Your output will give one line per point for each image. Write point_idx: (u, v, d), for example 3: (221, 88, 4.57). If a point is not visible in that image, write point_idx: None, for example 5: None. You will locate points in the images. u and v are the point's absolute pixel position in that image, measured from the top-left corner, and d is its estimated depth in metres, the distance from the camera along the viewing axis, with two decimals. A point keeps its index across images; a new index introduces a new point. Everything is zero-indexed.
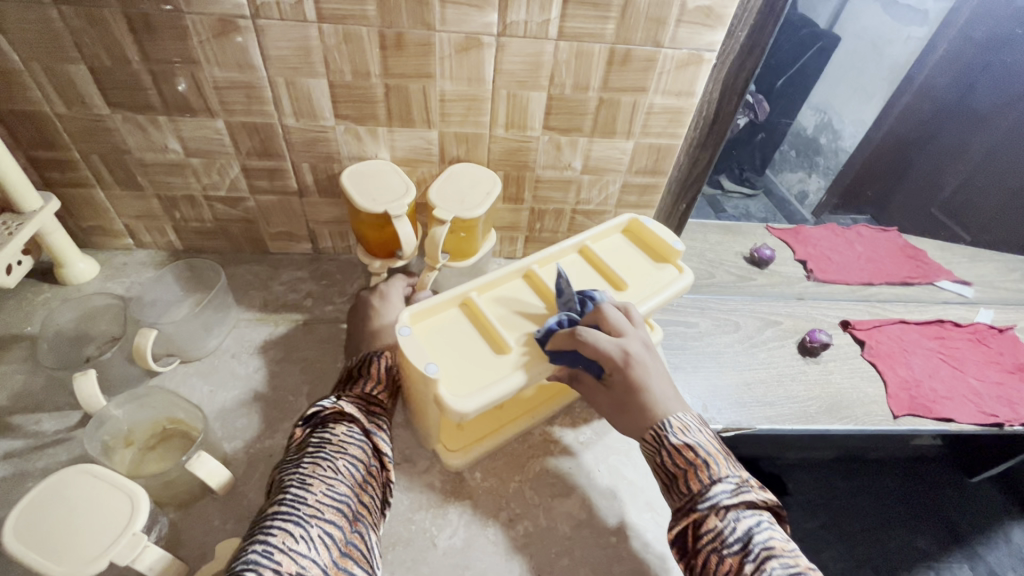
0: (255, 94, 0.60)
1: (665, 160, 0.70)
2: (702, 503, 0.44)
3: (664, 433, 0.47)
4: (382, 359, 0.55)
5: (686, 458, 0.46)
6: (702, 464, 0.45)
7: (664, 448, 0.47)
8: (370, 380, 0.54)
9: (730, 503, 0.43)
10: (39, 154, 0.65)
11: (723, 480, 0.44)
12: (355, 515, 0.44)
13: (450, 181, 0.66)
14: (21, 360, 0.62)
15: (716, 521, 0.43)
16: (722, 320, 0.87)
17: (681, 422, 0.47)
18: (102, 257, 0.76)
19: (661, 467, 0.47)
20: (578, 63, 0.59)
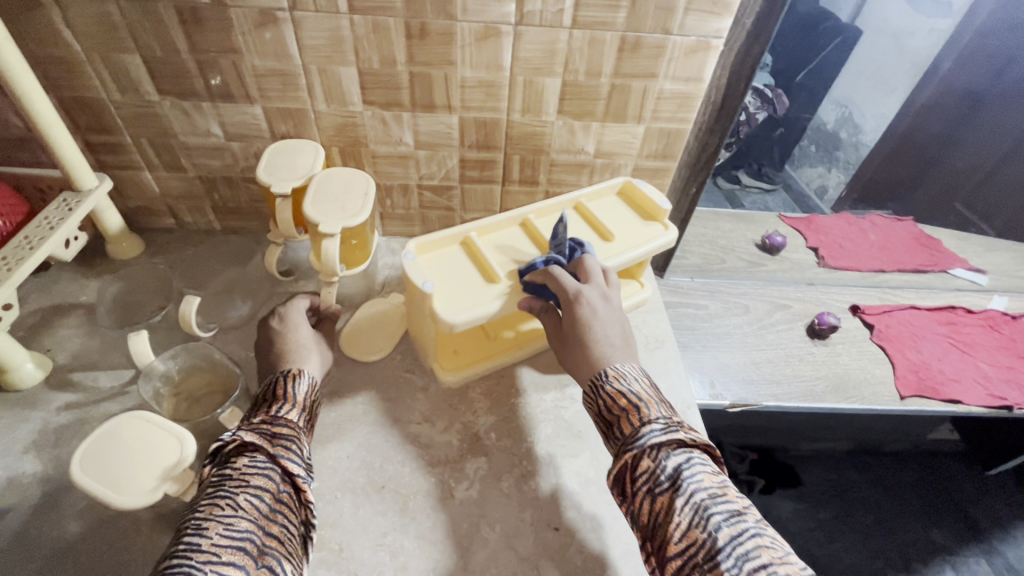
0: (290, 82, 0.65)
1: (674, 145, 0.73)
2: (634, 444, 0.45)
3: (600, 381, 0.50)
4: (290, 381, 0.51)
5: (618, 405, 0.48)
6: (632, 408, 0.47)
7: (601, 394, 0.49)
8: (280, 403, 0.49)
9: (660, 441, 0.44)
10: (94, 138, 0.71)
11: (654, 421, 0.46)
12: (263, 551, 0.38)
13: (321, 189, 0.65)
14: (79, 324, 0.68)
15: (647, 461, 0.44)
16: (732, 303, 0.90)
17: (617, 371, 0.50)
18: (147, 235, 0.82)
19: (599, 413, 0.50)
20: (590, 50, 0.63)
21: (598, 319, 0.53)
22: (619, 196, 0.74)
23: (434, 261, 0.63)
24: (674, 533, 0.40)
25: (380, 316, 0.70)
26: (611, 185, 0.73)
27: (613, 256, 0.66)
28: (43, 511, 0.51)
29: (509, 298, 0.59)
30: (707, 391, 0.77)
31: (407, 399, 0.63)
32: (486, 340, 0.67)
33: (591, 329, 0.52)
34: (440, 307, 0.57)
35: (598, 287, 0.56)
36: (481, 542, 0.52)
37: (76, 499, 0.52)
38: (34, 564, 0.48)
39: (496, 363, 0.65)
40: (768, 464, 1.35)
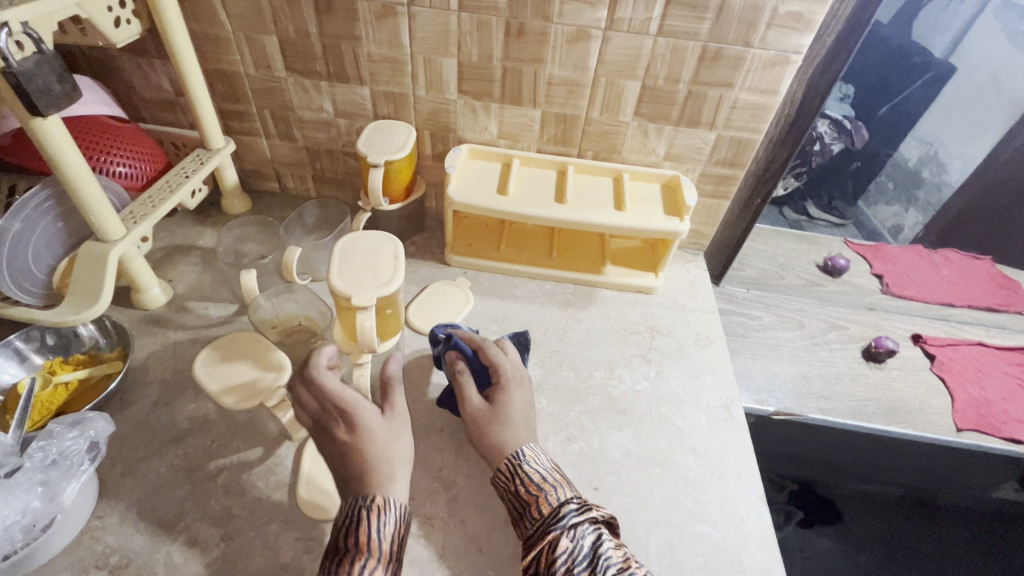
0: (398, 68, 0.74)
1: (744, 154, 0.76)
2: (554, 524, 0.48)
3: (518, 462, 0.53)
4: (374, 521, 0.46)
5: (535, 485, 0.52)
6: (544, 494, 0.51)
7: (517, 477, 0.52)
8: (365, 558, 0.44)
9: (576, 520, 0.49)
10: (226, 106, 0.82)
11: (570, 502, 0.50)
12: None
13: (347, 259, 0.59)
14: (195, 263, 0.79)
15: (566, 541, 0.48)
16: (787, 317, 0.91)
17: (533, 450, 0.54)
18: (254, 195, 0.93)
19: (511, 501, 0.52)
20: (672, 57, 0.67)
21: (518, 406, 0.57)
22: (665, 187, 0.79)
23: (467, 167, 0.79)
24: None
25: (447, 300, 0.76)
26: (659, 174, 0.78)
27: (614, 218, 0.73)
28: (161, 406, 0.61)
29: (500, 204, 0.73)
30: (753, 396, 0.79)
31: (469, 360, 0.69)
32: (498, 249, 0.83)
33: (514, 407, 0.57)
34: (453, 189, 0.75)
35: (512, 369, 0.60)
36: None
37: (186, 401, 0.61)
38: (151, 447, 0.57)
39: (482, 262, 0.81)
40: (809, 497, 1.31)
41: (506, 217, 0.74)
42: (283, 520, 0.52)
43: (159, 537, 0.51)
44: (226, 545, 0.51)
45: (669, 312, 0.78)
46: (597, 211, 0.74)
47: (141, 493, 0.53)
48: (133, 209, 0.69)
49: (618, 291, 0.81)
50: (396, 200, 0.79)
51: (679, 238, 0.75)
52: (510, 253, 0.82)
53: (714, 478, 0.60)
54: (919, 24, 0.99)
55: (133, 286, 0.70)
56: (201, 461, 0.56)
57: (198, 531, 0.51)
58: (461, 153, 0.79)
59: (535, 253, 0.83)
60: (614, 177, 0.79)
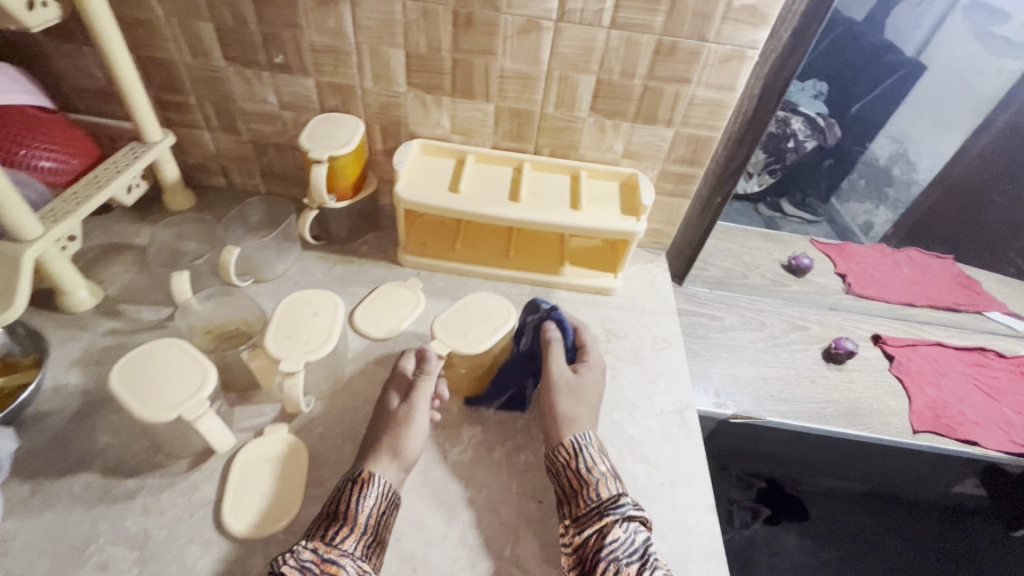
0: (343, 58, 0.70)
1: (703, 152, 0.74)
2: (613, 510, 0.49)
3: (583, 443, 0.54)
4: (357, 496, 0.49)
5: (598, 470, 0.52)
6: (603, 480, 0.51)
7: (579, 456, 0.53)
8: (342, 526, 0.47)
9: (632, 514, 0.50)
10: (164, 96, 0.78)
11: (627, 496, 0.51)
12: None
13: (459, 313, 0.62)
14: (130, 263, 0.75)
15: (618, 530, 0.48)
16: (748, 318, 0.89)
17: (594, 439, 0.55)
18: (200, 191, 0.88)
19: (567, 478, 0.53)
20: (627, 51, 0.65)
21: (598, 388, 0.60)
22: (623, 185, 0.77)
23: (418, 163, 0.76)
24: None
25: (398, 301, 0.71)
26: (617, 172, 0.76)
27: (568, 218, 0.70)
28: (80, 418, 0.57)
29: (449, 202, 0.70)
30: (711, 399, 0.78)
31: None
32: (452, 249, 0.80)
33: (594, 385, 0.60)
34: (401, 186, 0.71)
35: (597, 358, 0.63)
36: (467, 503, 0.54)
37: (108, 412, 0.57)
38: (65, 463, 0.53)
39: (435, 263, 0.78)
40: (777, 493, 1.31)
41: (456, 216, 0.71)
42: (204, 540, 0.49)
43: (66, 561, 0.47)
44: (139, 568, 0.47)
45: (627, 313, 0.76)
46: (551, 211, 0.71)
47: (49, 514, 0.50)
48: (54, 206, 0.65)
49: (576, 292, 0.79)
50: (343, 197, 0.75)
51: (636, 239, 0.73)
52: (465, 253, 0.79)
53: (663, 488, 0.58)
54: (891, 23, 1.02)
55: (56, 289, 0.66)
56: (119, 478, 0.53)
57: (110, 554, 0.48)
58: (412, 148, 0.75)
59: (490, 253, 0.80)
60: (571, 175, 0.77)
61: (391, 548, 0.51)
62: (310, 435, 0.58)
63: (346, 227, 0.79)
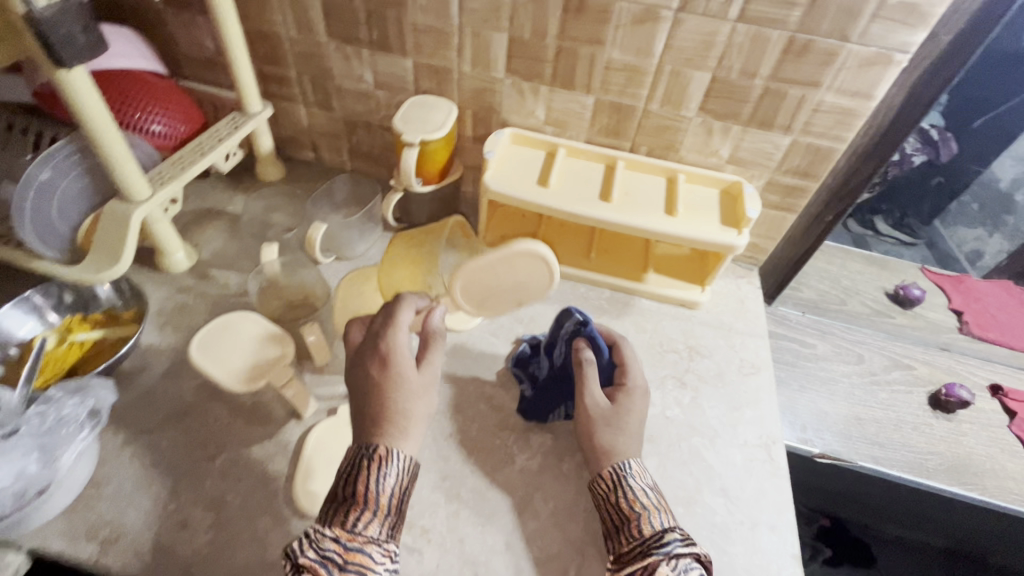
0: (444, 40, 0.68)
1: (820, 164, 0.67)
2: (657, 549, 0.44)
3: (623, 473, 0.50)
4: (377, 473, 0.45)
5: (641, 503, 0.48)
6: (646, 514, 0.47)
7: (621, 489, 0.49)
8: (364, 510, 0.44)
9: (681, 551, 0.44)
10: (267, 68, 0.79)
11: (673, 530, 0.45)
12: None
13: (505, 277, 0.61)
14: (223, 229, 0.77)
15: (665, 569, 0.43)
16: (844, 349, 0.82)
17: (639, 468, 0.51)
18: (289, 164, 0.90)
19: (609, 508, 0.49)
20: (751, 48, 0.59)
21: (638, 411, 0.54)
22: (724, 193, 0.71)
23: (508, 154, 0.73)
24: None
25: None
26: (719, 179, 0.70)
27: (662, 224, 0.65)
28: (170, 376, 0.59)
29: (538, 197, 0.67)
30: (796, 434, 0.72)
31: (486, 362, 0.64)
32: (531, 243, 0.77)
33: (635, 414, 0.54)
34: (489, 176, 0.69)
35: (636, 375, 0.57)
36: (532, 513, 0.52)
37: (195, 373, 0.59)
38: (155, 418, 0.55)
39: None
40: (840, 534, 1.19)
41: (543, 211, 0.68)
42: (275, 513, 0.50)
43: (151, 514, 0.49)
44: (216, 532, 0.49)
45: (712, 332, 0.71)
46: (644, 215, 0.67)
47: (139, 466, 0.52)
48: (162, 169, 0.67)
49: (657, 302, 0.74)
50: (428, 182, 0.74)
51: (734, 253, 0.67)
52: (545, 250, 0.77)
53: (744, 528, 0.53)
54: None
55: (157, 249, 0.69)
56: (201, 440, 0.54)
57: (190, 513, 0.49)
58: (504, 137, 0.73)
59: (571, 251, 0.77)
60: (667, 178, 0.72)
61: (453, 549, 0.50)
62: None
63: (426, 210, 0.78)
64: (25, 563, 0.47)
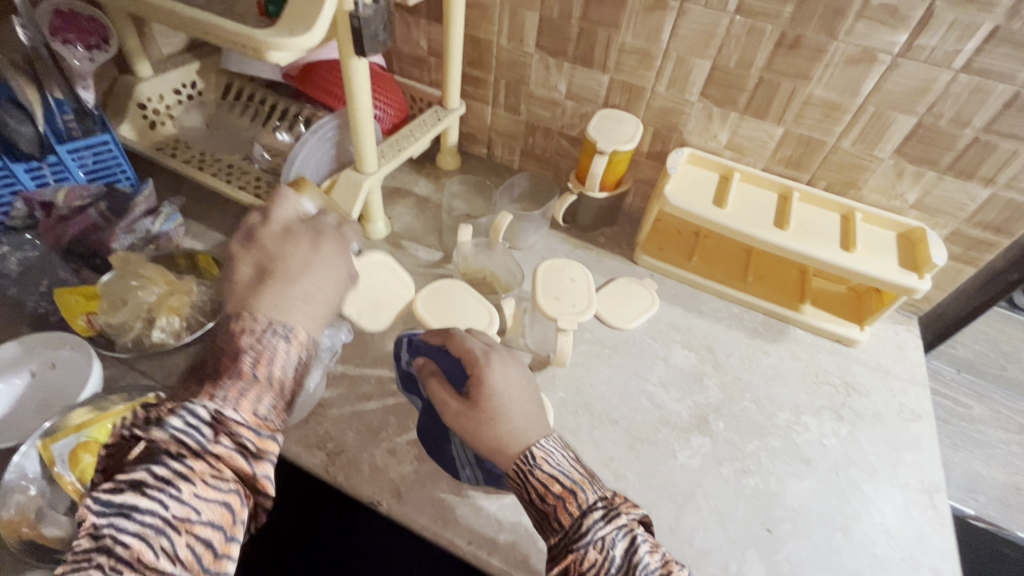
0: (647, 61, 0.74)
1: (1019, 221, 0.66)
2: (578, 538, 0.41)
3: (526, 467, 0.45)
4: (294, 354, 0.45)
5: (552, 492, 0.43)
6: (564, 501, 0.43)
7: (529, 479, 0.44)
8: (259, 387, 0.42)
9: (603, 529, 0.41)
10: (469, 71, 0.89)
11: (593, 509, 0.42)
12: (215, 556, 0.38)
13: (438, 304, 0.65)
14: (412, 207, 0.87)
15: (593, 554, 0.40)
16: (1003, 415, 0.79)
17: (545, 449, 0.46)
18: (464, 157, 1.00)
19: (529, 500, 0.45)
20: (969, 97, 0.60)
21: (504, 386, 0.49)
22: (902, 237, 0.71)
23: (684, 172, 0.77)
24: None
25: (634, 296, 0.76)
26: (899, 222, 0.71)
27: (840, 258, 0.67)
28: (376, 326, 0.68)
29: (715, 215, 0.71)
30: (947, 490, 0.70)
31: (647, 362, 0.68)
32: (690, 259, 0.81)
33: (490, 395, 0.48)
34: (668, 190, 0.73)
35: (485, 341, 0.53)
36: (694, 507, 0.56)
37: (396, 327, 0.68)
38: (366, 359, 0.64)
39: (673, 270, 0.80)
40: None
41: (718, 230, 0.71)
42: None
43: (366, 438, 0.57)
44: (419, 464, 0.56)
45: (870, 372, 0.71)
46: (821, 246, 0.69)
47: (356, 396, 0.61)
48: (384, 149, 0.78)
49: (812, 334, 0.75)
50: (604, 187, 0.80)
51: (910, 296, 0.67)
52: (703, 267, 0.80)
53: (904, 565, 0.54)
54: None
55: (366, 216, 0.79)
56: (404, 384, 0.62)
57: (397, 444, 0.57)
58: (683, 156, 0.77)
59: (728, 273, 0.80)
60: (843, 214, 0.73)
61: None
62: (554, 397, 0.63)
63: (592, 215, 0.84)
64: None
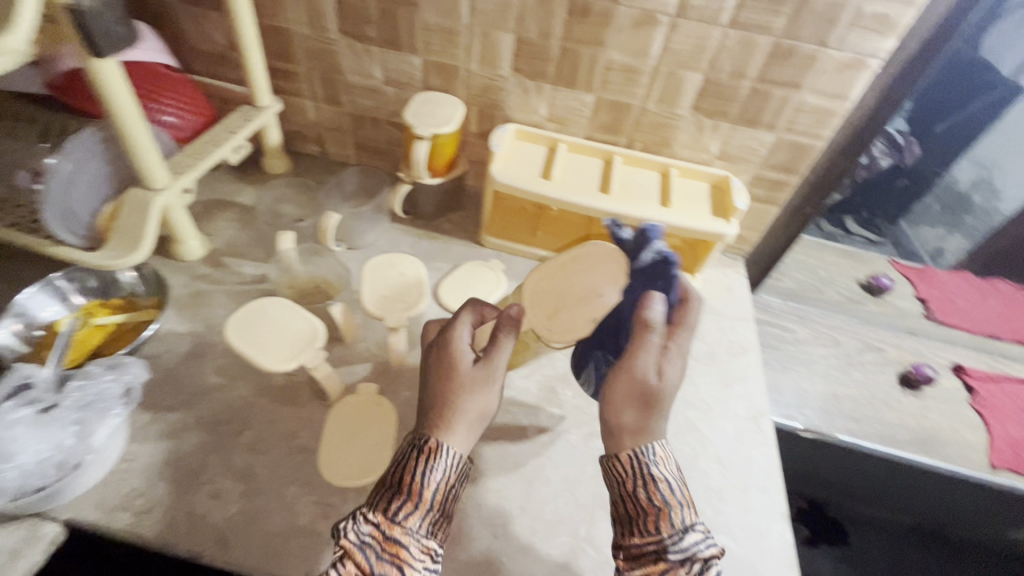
0: (453, 39, 0.72)
1: (802, 160, 0.73)
2: (676, 551, 0.41)
3: (643, 461, 0.45)
4: (421, 469, 0.45)
5: (658, 497, 0.44)
6: (668, 510, 0.43)
7: (642, 484, 0.44)
8: (407, 502, 0.44)
9: (704, 554, 0.41)
10: (276, 63, 0.81)
11: (698, 528, 0.43)
12: None
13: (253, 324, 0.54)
14: (234, 219, 0.79)
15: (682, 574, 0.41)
16: (822, 333, 0.88)
17: (664, 452, 0.46)
18: (295, 157, 0.92)
19: (628, 493, 0.45)
20: (740, 51, 0.64)
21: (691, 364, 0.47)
22: (713, 186, 0.76)
23: (512, 148, 0.77)
24: None
25: (480, 280, 0.75)
26: (709, 173, 0.75)
27: (658, 215, 0.70)
28: (192, 358, 0.61)
29: (543, 188, 0.71)
30: (780, 410, 0.77)
31: None
32: (534, 234, 0.81)
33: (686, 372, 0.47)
34: (496, 169, 0.73)
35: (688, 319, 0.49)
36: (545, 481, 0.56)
37: (217, 355, 0.62)
38: (180, 397, 0.58)
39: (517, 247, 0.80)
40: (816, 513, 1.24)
41: (548, 203, 0.72)
42: (303, 483, 0.53)
43: (182, 487, 0.51)
44: (247, 501, 0.51)
45: (704, 315, 0.76)
46: (642, 206, 0.71)
47: (169, 442, 0.54)
48: (179, 160, 0.69)
49: None
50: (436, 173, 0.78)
51: (724, 241, 0.72)
52: (547, 240, 0.81)
53: (736, 491, 0.58)
54: (989, 41, 0.88)
55: (173, 237, 0.70)
56: (227, 417, 0.57)
57: (221, 485, 0.52)
58: (508, 132, 0.76)
59: (571, 242, 0.81)
60: (661, 172, 0.77)
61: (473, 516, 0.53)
62: (397, 398, 0.60)
63: (433, 202, 0.81)
64: (60, 534, 0.48)
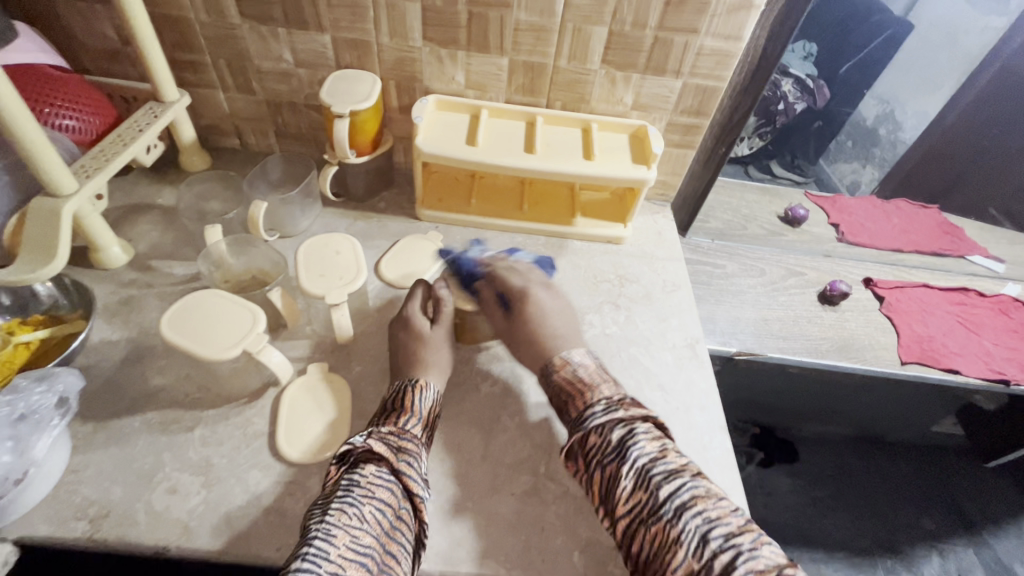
0: (360, 13, 0.71)
1: (709, 102, 0.77)
2: (583, 424, 0.50)
3: (551, 369, 0.56)
4: (416, 394, 0.54)
5: (567, 388, 0.53)
6: (582, 390, 0.52)
7: (552, 378, 0.55)
8: (404, 414, 0.52)
9: (603, 420, 0.49)
10: (178, 55, 0.78)
11: (596, 403, 0.51)
12: (383, 566, 0.42)
13: (194, 315, 0.54)
14: (156, 221, 0.76)
15: (596, 435, 0.49)
16: (749, 265, 0.94)
17: (564, 359, 0.56)
18: (214, 153, 0.89)
19: (552, 396, 0.55)
20: (638, 2, 0.67)
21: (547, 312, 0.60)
22: (632, 136, 0.79)
23: (436, 119, 0.77)
24: (624, 496, 0.45)
25: (419, 252, 0.76)
26: (627, 124, 0.78)
27: (583, 168, 0.73)
28: (130, 364, 0.60)
29: (469, 154, 0.72)
30: (716, 338, 0.83)
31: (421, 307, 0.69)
32: (467, 203, 0.82)
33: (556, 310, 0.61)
34: (420, 140, 0.73)
35: (538, 284, 0.63)
36: (501, 429, 0.59)
37: (157, 357, 0.60)
38: (122, 403, 0.56)
39: (452, 217, 0.81)
40: (770, 438, 1.32)
41: (477, 168, 0.73)
42: (263, 465, 0.53)
43: (137, 488, 0.51)
44: (207, 491, 0.51)
45: (638, 260, 0.80)
46: (566, 161, 0.74)
47: (117, 448, 0.53)
48: (84, 163, 0.66)
49: (587, 242, 0.82)
50: (363, 152, 0.78)
51: (647, 187, 0.75)
52: (481, 206, 0.82)
53: (679, 412, 0.63)
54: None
55: (90, 245, 0.67)
56: (176, 415, 0.56)
57: (177, 480, 0.51)
58: (429, 103, 0.77)
59: (503, 206, 0.83)
60: (583, 128, 0.79)
61: (436, 469, 0.55)
62: (350, 373, 0.61)
63: (362, 183, 0.81)
64: (13, 553, 0.47)
